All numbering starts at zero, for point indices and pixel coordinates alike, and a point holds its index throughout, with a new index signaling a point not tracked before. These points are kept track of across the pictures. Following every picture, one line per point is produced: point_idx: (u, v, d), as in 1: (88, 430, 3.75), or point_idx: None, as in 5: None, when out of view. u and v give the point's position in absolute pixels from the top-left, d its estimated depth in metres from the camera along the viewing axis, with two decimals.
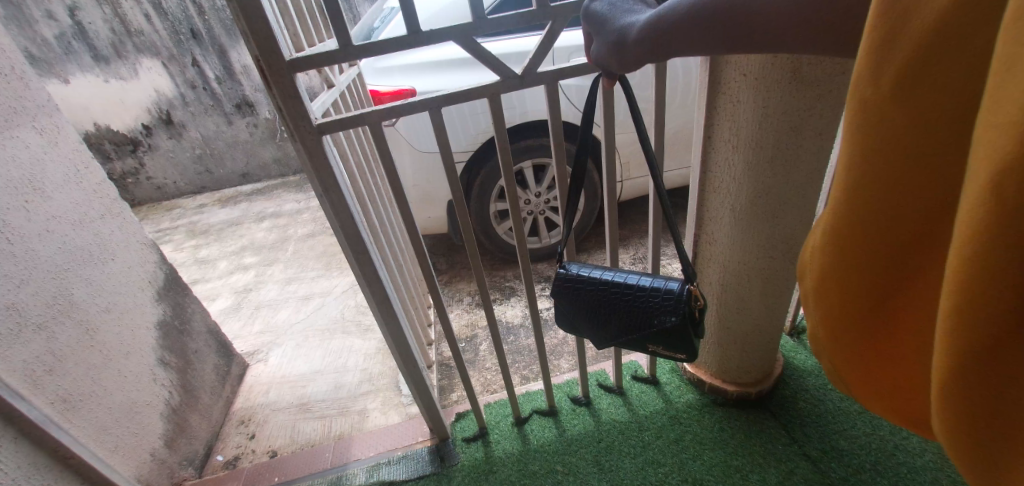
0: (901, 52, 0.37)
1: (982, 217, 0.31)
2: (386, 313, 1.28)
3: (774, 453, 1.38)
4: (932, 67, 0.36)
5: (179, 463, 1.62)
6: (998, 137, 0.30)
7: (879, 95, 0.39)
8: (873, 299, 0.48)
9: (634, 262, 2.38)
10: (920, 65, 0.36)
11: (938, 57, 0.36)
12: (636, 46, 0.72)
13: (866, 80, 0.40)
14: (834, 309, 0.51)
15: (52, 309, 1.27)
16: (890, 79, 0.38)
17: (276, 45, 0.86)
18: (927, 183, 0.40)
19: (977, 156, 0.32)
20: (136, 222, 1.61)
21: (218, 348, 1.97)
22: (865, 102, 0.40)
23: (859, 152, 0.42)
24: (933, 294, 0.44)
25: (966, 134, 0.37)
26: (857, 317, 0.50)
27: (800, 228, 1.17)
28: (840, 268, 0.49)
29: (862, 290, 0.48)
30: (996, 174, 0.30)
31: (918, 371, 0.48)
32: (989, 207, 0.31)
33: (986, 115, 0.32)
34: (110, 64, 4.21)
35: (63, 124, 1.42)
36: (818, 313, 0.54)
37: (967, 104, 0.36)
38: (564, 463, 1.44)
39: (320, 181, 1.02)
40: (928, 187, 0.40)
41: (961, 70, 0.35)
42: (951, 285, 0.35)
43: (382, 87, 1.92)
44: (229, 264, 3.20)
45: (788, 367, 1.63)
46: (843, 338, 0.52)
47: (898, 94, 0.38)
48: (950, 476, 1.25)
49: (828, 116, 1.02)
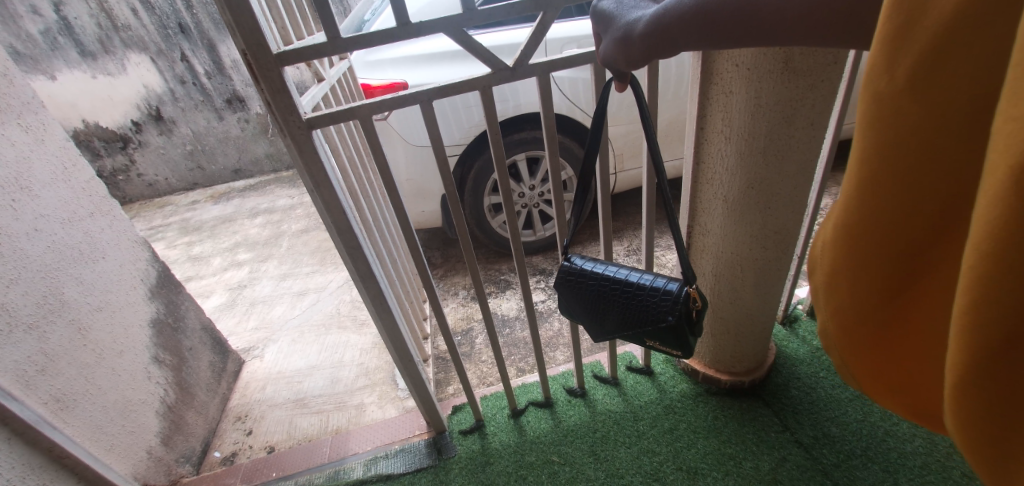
0: (916, 46, 0.36)
1: (1000, 213, 0.31)
2: (380, 308, 1.28)
3: (767, 440, 1.40)
4: (947, 60, 0.35)
5: (176, 460, 1.62)
6: (1014, 133, 0.30)
7: (891, 91, 0.38)
8: (881, 295, 0.47)
9: (629, 254, 2.39)
10: (936, 58, 0.36)
11: (951, 51, 0.35)
12: (642, 41, 0.72)
13: (878, 74, 0.39)
14: (841, 306, 0.51)
15: (43, 309, 1.26)
16: (903, 73, 0.37)
17: (263, 38, 0.85)
18: (939, 178, 0.39)
19: (994, 151, 0.32)
20: (126, 220, 1.60)
21: (213, 345, 1.96)
22: (878, 98, 0.39)
23: (872, 148, 0.41)
24: (942, 286, 0.44)
25: (977, 129, 0.37)
26: (864, 314, 0.49)
27: (791, 218, 1.19)
28: (849, 266, 0.48)
29: (870, 287, 0.47)
30: (1014, 170, 0.30)
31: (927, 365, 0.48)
32: (1007, 204, 0.31)
33: (1004, 111, 0.31)
34: (97, 59, 4.15)
35: (49, 121, 1.40)
36: (825, 310, 0.53)
37: (980, 99, 0.36)
38: (560, 453, 1.45)
39: (311, 176, 1.02)
40: (940, 180, 0.40)
41: (975, 65, 0.35)
42: (966, 281, 0.35)
43: (373, 80, 1.91)
44: (222, 261, 3.18)
45: (781, 356, 1.65)
46: (847, 336, 0.52)
47: (912, 90, 0.37)
48: (939, 461, 1.28)
49: (820, 105, 1.02)
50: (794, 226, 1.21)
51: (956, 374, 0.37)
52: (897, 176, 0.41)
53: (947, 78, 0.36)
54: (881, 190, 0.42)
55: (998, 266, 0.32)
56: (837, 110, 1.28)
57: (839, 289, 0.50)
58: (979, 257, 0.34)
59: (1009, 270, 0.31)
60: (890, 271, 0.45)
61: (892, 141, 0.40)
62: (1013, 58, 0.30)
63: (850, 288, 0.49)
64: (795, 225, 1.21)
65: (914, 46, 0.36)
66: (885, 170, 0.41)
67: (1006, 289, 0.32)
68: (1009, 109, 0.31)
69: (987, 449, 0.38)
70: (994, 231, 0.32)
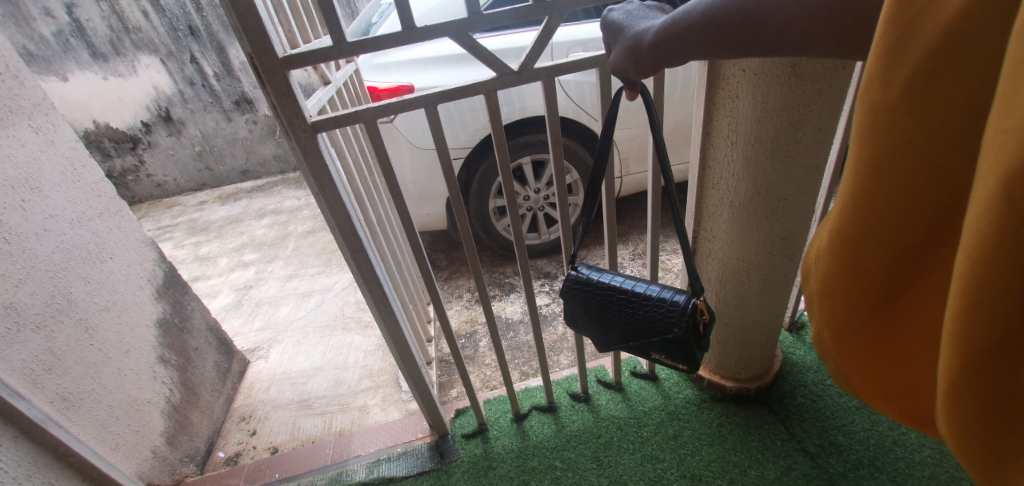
0: (913, 57, 0.37)
1: (993, 220, 0.32)
2: (383, 311, 1.28)
3: (772, 448, 1.38)
4: (943, 70, 0.36)
5: (180, 460, 1.63)
6: (1007, 143, 0.31)
7: (888, 100, 0.39)
8: (877, 300, 0.48)
9: (634, 258, 2.38)
10: (932, 68, 0.36)
11: (946, 62, 0.36)
12: (651, 49, 0.71)
13: (874, 84, 0.39)
14: (838, 311, 0.51)
15: (50, 309, 1.27)
16: (899, 83, 0.38)
17: (269, 42, 0.85)
18: (934, 186, 0.40)
19: (986, 161, 0.33)
20: (134, 220, 1.61)
21: (219, 346, 1.98)
22: (874, 107, 0.40)
23: (867, 155, 0.42)
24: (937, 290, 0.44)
25: (970, 138, 0.37)
26: (860, 318, 0.50)
27: (798, 224, 1.18)
28: (845, 271, 0.48)
29: (867, 292, 0.48)
30: (1007, 179, 0.30)
31: (924, 369, 0.48)
32: (1001, 212, 0.31)
33: (997, 120, 0.32)
34: (108, 61, 4.20)
35: (59, 122, 1.41)
36: (822, 313, 0.53)
37: (974, 110, 0.36)
38: (563, 458, 1.44)
39: (316, 179, 1.02)
40: (934, 188, 0.40)
41: (970, 76, 0.36)
42: (961, 286, 0.36)
43: (379, 83, 1.91)
44: (229, 261, 3.20)
45: (787, 363, 1.63)
46: (845, 338, 0.52)
47: (908, 99, 0.38)
48: (948, 471, 1.26)
49: (829, 111, 1.01)
50: (801, 232, 1.20)
51: (952, 377, 0.38)
52: (892, 183, 0.41)
53: (944, 86, 0.37)
54: (878, 195, 0.43)
55: (992, 272, 0.33)
56: (845, 115, 1.27)
57: (836, 293, 0.50)
58: (972, 263, 0.34)
59: (1003, 277, 0.32)
60: (885, 276, 0.46)
61: (888, 149, 0.41)
62: (1006, 68, 0.31)
63: (848, 293, 0.49)
64: (802, 232, 1.20)
65: (910, 57, 0.37)
66: (881, 177, 0.41)
67: (1000, 295, 0.33)
68: (1001, 117, 0.31)
69: (982, 456, 0.38)
70: (988, 239, 0.33)
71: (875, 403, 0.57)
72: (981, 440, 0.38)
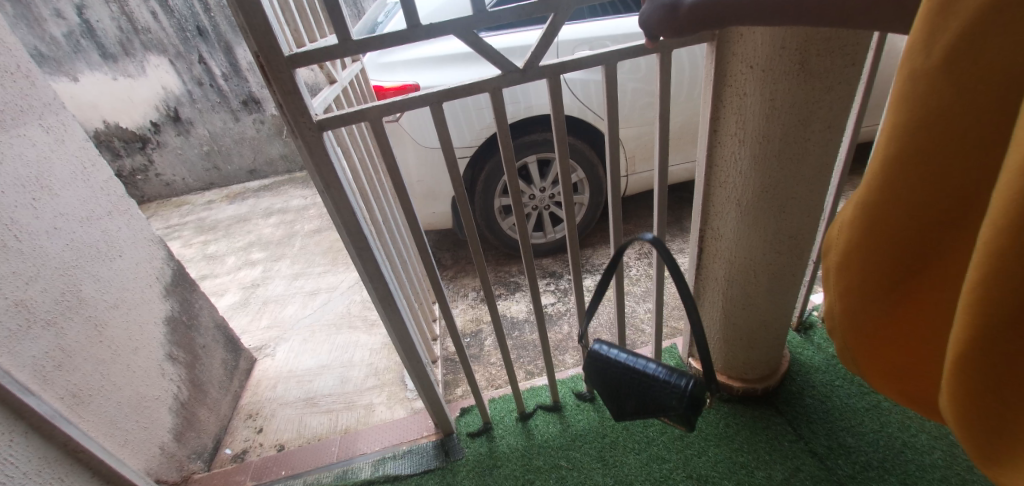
0: (948, 42, 0.39)
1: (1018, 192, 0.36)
2: (389, 309, 1.28)
3: (780, 449, 1.37)
4: (980, 54, 0.38)
5: (188, 456, 1.64)
6: None
7: (920, 79, 0.42)
8: (895, 271, 0.51)
9: (640, 257, 2.36)
10: (968, 51, 0.39)
11: (984, 47, 0.38)
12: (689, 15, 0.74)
13: (913, 63, 0.42)
14: (854, 282, 0.54)
15: (60, 306, 1.28)
16: (934, 64, 0.40)
17: (275, 40, 0.85)
18: (955, 167, 0.43)
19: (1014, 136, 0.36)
20: (143, 219, 1.63)
21: (226, 344, 1.99)
22: (911, 86, 0.42)
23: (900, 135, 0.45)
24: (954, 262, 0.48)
25: (1001, 120, 0.40)
26: (874, 291, 0.53)
27: (806, 222, 1.16)
28: (866, 242, 0.51)
29: (886, 265, 0.51)
30: None
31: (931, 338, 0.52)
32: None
33: None
34: (118, 61, 4.25)
35: (69, 121, 1.43)
36: (837, 285, 0.57)
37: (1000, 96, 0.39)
38: (568, 458, 1.44)
39: (321, 177, 1.02)
40: (958, 168, 0.43)
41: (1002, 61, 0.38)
42: (980, 253, 0.40)
43: (385, 82, 1.92)
44: (237, 259, 3.22)
45: (795, 363, 1.62)
46: (855, 308, 0.56)
47: (942, 79, 0.40)
48: (959, 474, 1.24)
49: (837, 108, 1.00)
50: (809, 231, 1.19)
51: (964, 334, 0.42)
52: (921, 161, 0.44)
53: (979, 69, 0.39)
54: (906, 172, 0.46)
55: (1010, 237, 0.36)
56: (855, 113, 1.26)
57: (856, 264, 0.53)
58: (995, 229, 0.38)
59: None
60: (905, 248, 0.49)
61: (918, 127, 0.43)
62: None
63: (867, 263, 0.52)
64: (810, 231, 1.19)
65: (947, 42, 0.39)
66: (910, 155, 0.45)
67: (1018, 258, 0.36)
68: None
69: (978, 409, 0.43)
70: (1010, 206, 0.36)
71: (874, 383, 0.61)
72: (985, 394, 0.42)
